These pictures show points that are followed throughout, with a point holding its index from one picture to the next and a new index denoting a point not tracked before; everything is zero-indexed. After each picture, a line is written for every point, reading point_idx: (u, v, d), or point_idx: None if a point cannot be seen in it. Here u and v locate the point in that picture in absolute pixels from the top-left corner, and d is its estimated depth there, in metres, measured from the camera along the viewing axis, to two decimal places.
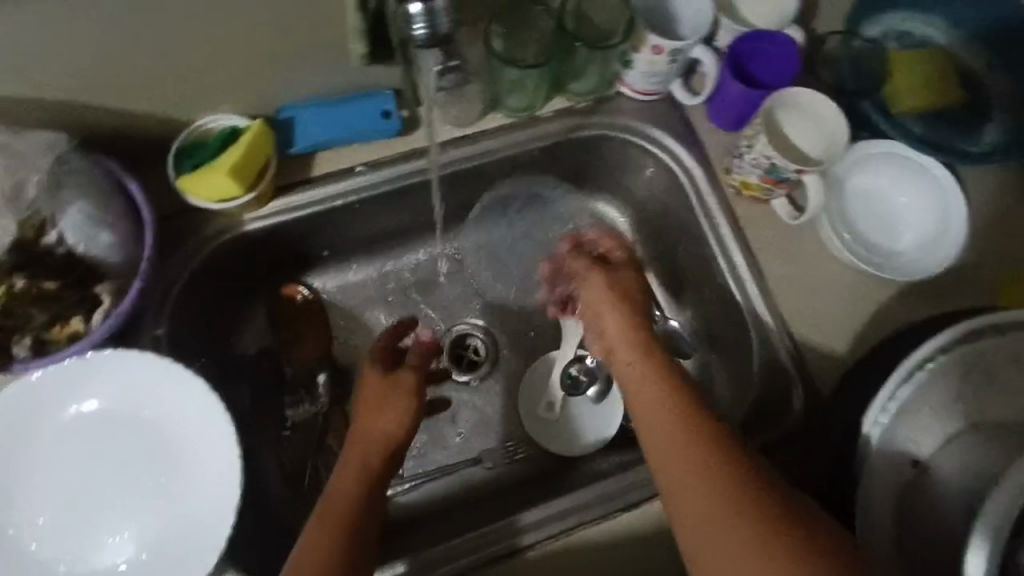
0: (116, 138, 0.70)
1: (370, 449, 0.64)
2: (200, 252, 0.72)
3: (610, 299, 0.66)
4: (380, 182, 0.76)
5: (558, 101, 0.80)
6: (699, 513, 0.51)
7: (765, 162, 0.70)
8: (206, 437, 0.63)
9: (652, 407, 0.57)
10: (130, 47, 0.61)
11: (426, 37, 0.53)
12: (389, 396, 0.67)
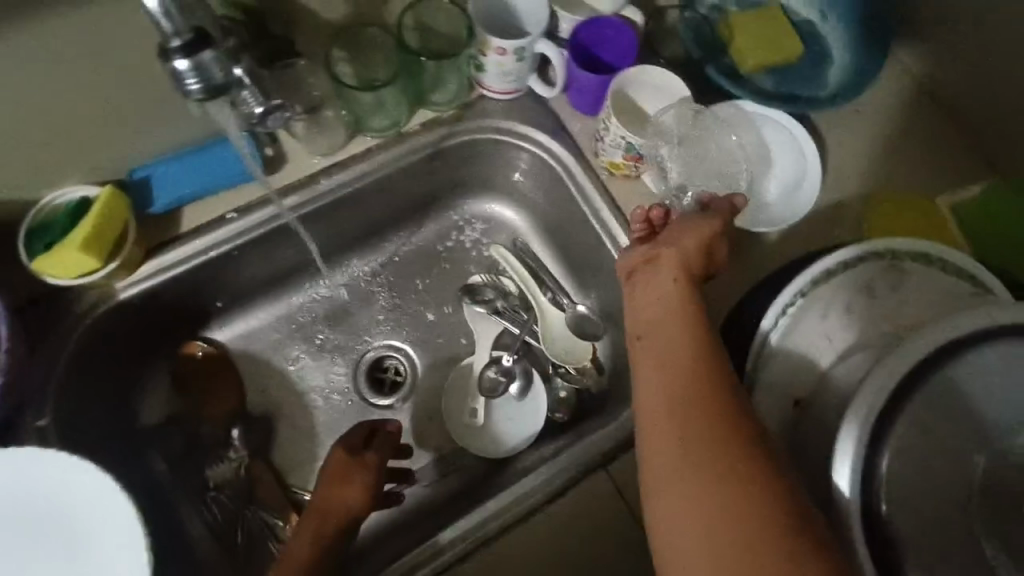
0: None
1: (329, 524, 0.66)
2: (75, 331, 0.69)
3: (693, 227, 0.62)
4: (253, 225, 0.74)
5: (423, 114, 0.79)
6: (671, 412, 0.51)
7: (622, 142, 0.72)
8: (97, 512, 0.60)
9: (678, 318, 0.57)
10: None
11: (203, 92, 0.49)
12: (351, 478, 0.68)
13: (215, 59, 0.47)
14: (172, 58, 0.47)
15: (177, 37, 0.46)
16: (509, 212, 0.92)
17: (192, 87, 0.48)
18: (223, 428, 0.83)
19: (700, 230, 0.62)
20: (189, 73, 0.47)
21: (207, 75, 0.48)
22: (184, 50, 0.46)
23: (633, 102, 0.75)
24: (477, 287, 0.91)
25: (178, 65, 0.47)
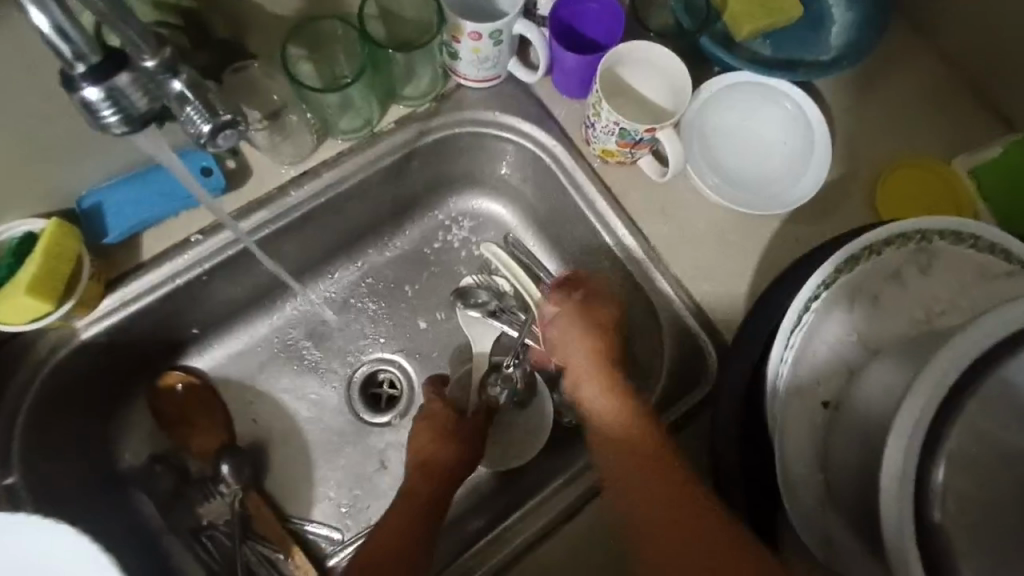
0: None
1: (443, 473, 0.71)
2: (34, 381, 0.64)
3: (585, 328, 0.71)
4: (221, 247, 0.68)
5: (396, 110, 0.73)
6: (645, 514, 0.59)
7: (615, 127, 0.65)
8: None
9: (613, 425, 0.64)
10: None
11: (123, 123, 0.43)
12: (457, 433, 0.74)
13: (131, 82, 0.41)
14: (80, 87, 0.41)
15: (80, 63, 0.40)
16: (498, 206, 0.86)
17: (111, 118, 0.42)
18: (211, 463, 0.77)
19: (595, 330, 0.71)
20: (102, 102, 0.41)
21: (124, 101, 0.42)
22: (92, 77, 0.40)
23: (623, 83, 0.68)
24: (468, 290, 0.85)
25: (89, 95, 0.41)
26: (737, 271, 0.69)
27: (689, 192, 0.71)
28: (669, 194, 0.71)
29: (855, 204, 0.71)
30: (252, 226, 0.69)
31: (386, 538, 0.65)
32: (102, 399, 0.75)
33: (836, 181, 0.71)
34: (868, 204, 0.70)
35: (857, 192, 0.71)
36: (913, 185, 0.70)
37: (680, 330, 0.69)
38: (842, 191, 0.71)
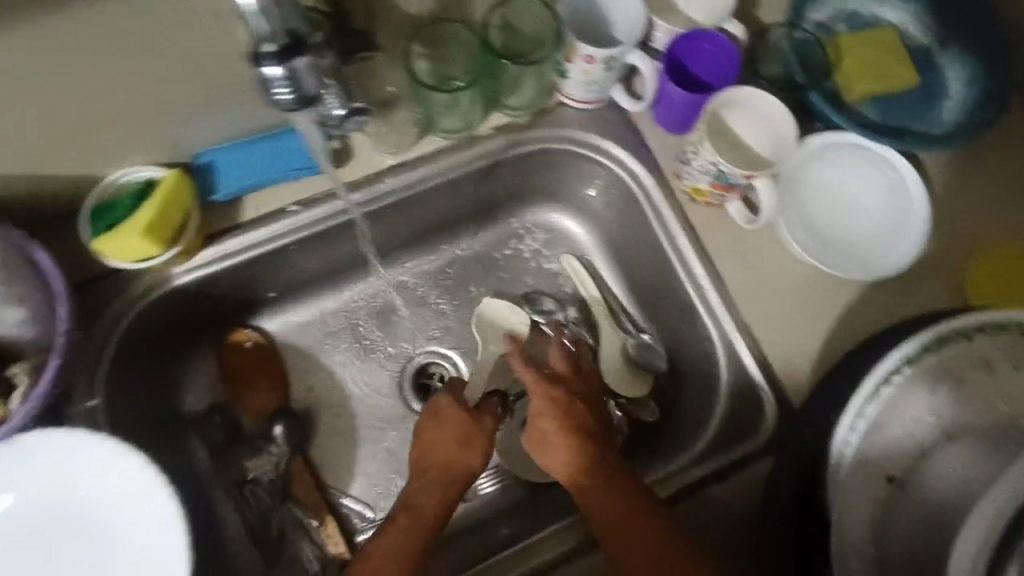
0: (8, 212, 0.64)
1: (447, 482, 0.68)
2: (127, 312, 0.68)
3: (552, 425, 0.65)
4: (311, 221, 0.72)
5: (497, 118, 0.75)
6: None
7: (713, 168, 0.67)
8: (125, 513, 0.57)
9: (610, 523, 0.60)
10: (27, 119, 0.57)
11: (294, 102, 0.47)
12: (472, 437, 0.71)
13: (310, 67, 0.45)
14: (263, 63, 0.44)
15: (271, 44, 0.44)
16: (574, 225, 0.87)
17: (281, 96, 0.47)
18: (264, 421, 0.80)
19: (562, 423, 0.65)
20: (280, 81, 0.45)
21: (300, 84, 0.46)
22: (278, 57, 0.44)
23: (725, 127, 0.69)
24: (535, 296, 0.87)
25: (270, 71, 0.45)
26: (809, 330, 0.68)
27: (772, 243, 0.71)
28: (751, 242, 0.71)
29: (945, 282, 0.69)
30: (338, 205, 0.72)
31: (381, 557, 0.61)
32: (173, 344, 0.78)
33: (929, 257, 0.69)
34: (959, 285, 0.68)
35: (948, 271, 0.69)
36: (1006, 272, 0.68)
37: (742, 378, 0.68)
38: (933, 267, 0.69)
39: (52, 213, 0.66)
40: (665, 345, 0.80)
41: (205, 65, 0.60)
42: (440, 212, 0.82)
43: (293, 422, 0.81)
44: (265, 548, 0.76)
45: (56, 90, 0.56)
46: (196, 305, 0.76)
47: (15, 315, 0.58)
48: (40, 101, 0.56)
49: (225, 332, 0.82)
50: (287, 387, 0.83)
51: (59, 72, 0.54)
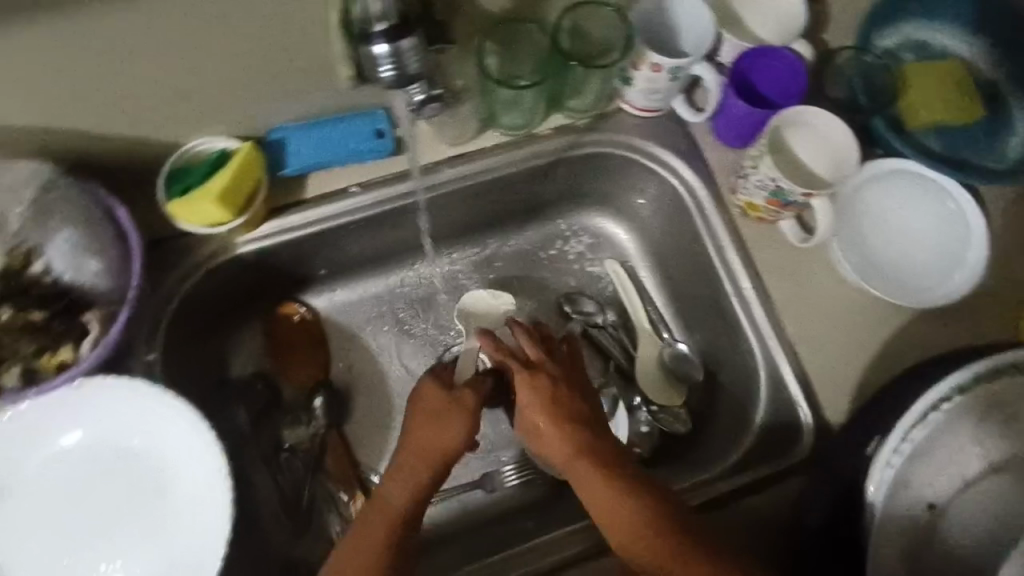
0: (91, 169, 0.67)
1: (425, 467, 0.65)
2: (187, 278, 0.70)
3: (544, 413, 0.64)
4: (372, 203, 0.75)
5: (558, 118, 0.77)
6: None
7: (771, 184, 0.67)
8: (182, 460, 0.62)
9: (609, 509, 0.60)
10: (123, 82, 0.60)
11: (394, 79, 0.56)
12: (451, 415, 0.67)
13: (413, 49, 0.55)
14: (374, 42, 0.54)
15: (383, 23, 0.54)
16: (619, 231, 0.88)
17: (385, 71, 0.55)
18: (305, 394, 0.84)
19: (553, 410, 0.64)
20: (387, 58, 0.55)
21: (402, 61, 0.55)
22: (387, 35, 0.54)
23: (786, 145, 0.69)
24: (577, 298, 0.87)
25: (380, 49, 0.54)
26: (853, 354, 0.68)
27: (824, 264, 0.71)
28: (802, 261, 0.71)
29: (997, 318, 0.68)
30: (395, 191, 0.75)
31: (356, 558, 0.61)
32: (226, 312, 0.81)
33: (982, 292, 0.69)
34: (1010, 322, 0.68)
35: (1000, 308, 0.68)
36: None
37: (781, 395, 0.68)
38: (985, 302, 0.68)
39: (132, 172, 0.69)
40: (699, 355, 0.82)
41: (293, 44, 0.63)
42: (490, 208, 0.84)
43: (331, 399, 0.84)
44: (295, 516, 0.79)
45: (156, 55, 0.59)
46: (248, 277, 0.78)
47: (92, 268, 0.60)
48: (138, 63, 0.59)
49: (272, 305, 0.85)
50: (329, 364, 0.86)
51: None
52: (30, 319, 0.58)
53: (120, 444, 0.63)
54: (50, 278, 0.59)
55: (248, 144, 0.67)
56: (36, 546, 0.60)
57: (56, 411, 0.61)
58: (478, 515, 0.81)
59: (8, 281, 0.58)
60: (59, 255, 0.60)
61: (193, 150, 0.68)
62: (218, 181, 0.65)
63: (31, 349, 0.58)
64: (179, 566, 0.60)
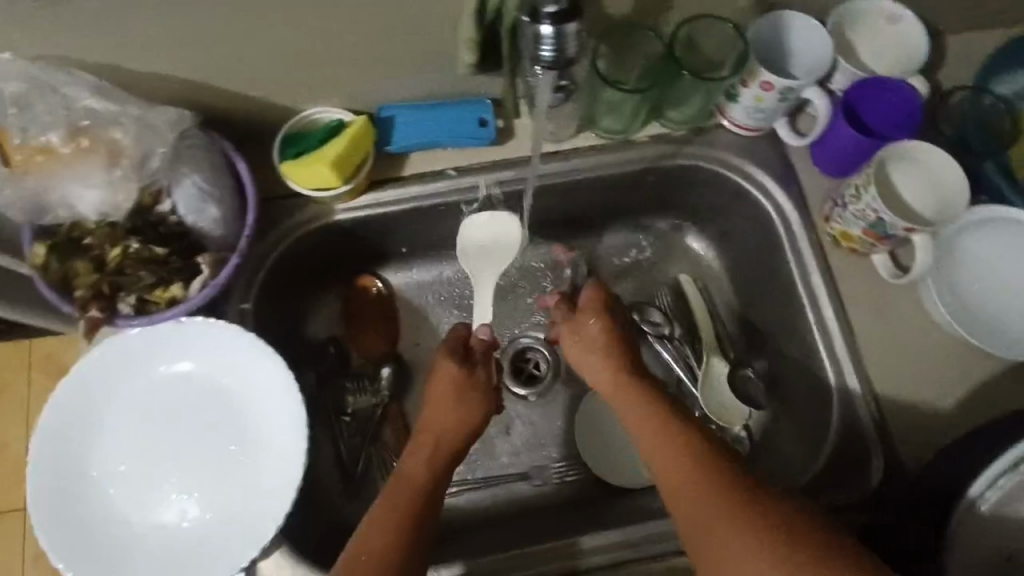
0: (221, 124, 0.72)
1: (438, 447, 0.62)
2: (284, 238, 0.74)
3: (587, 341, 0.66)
4: (468, 187, 0.77)
5: (656, 128, 0.78)
6: (707, 532, 0.52)
7: (872, 215, 0.67)
8: (267, 405, 0.67)
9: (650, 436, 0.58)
10: (268, 47, 0.64)
11: (552, 60, 0.54)
12: (467, 395, 0.65)
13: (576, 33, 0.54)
14: (541, 22, 0.53)
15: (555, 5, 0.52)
16: (696, 246, 0.88)
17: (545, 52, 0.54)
18: (372, 365, 0.85)
19: (595, 336, 0.66)
20: (549, 39, 0.53)
21: (563, 43, 0.54)
22: (557, 16, 0.52)
23: (890, 181, 0.68)
24: (645, 307, 0.86)
25: (544, 30, 0.53)
26: (928, 401, 0.68)
27: (914, 302, 0.72)
28: (887, 298, 0.72)
29: None
30: (482, 180, 0.76)
31: (378, 532, 0.57)
32: (305, 278, 0.83)
33: None
34: None
35: None
36: None
37: (854, 428, 0.68)
38: None
39: (255, 129, 0.74)
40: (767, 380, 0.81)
41: (431, 29, 0.66)
42: (573, 209, 0.83)
43: (395, 373, 0.85)
44: (349, 481, 0.81)
45: (307, 26, 0.62)
46: (332, 247, 0.80)
47: (212, 214, 0.64)
48: (287, 31, 0.62)
49: (347, 276, 0.86)
50: (395, 339, 0.87)
51: (319, 13, 0.61)
52: (154, 252, 0.62)
53: (212, 381, 0.67)
54: (176, 218, 0.64)
55: (363, 118, 0.71)
56: (125, 467, 0.65)
57: (155, 342, 0.66)
58: (523, 506, 0.81)
59: (140, 218, 0.63)
60: (184, 198, 0.63)
61: (308, 117, 0.71)
62: (333, 148, 0.69)
63: (150, 281, 0.63)
64: (251, 504, 0.64)
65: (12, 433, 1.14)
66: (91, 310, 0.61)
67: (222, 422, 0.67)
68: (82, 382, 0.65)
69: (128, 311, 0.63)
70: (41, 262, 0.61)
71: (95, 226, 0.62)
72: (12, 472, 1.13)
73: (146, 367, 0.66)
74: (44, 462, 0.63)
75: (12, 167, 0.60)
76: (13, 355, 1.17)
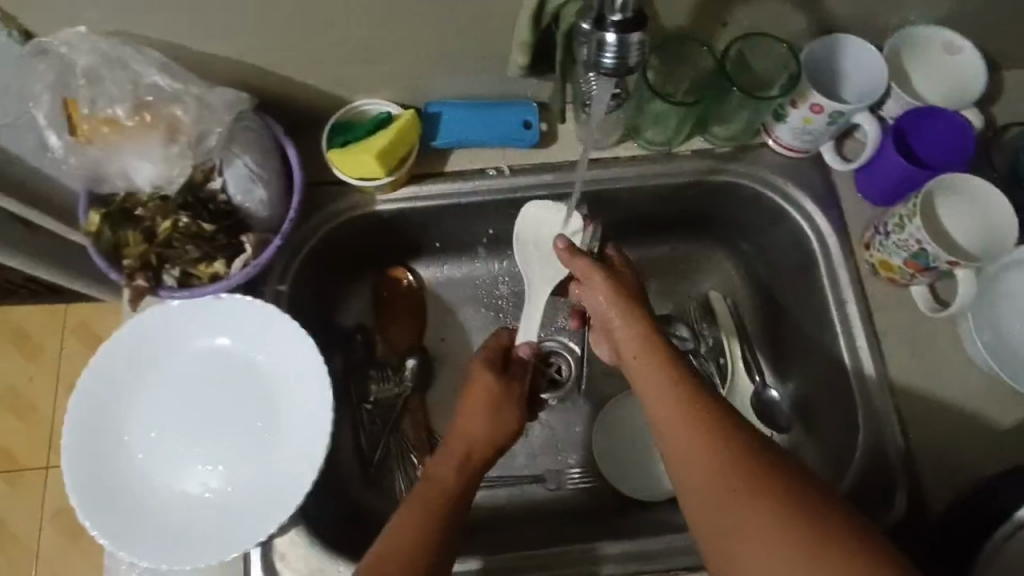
0: (273, 108, 0.74)
1: (470, 454, 0.63)
2: (325, 224, 0.76)
3: (614, 306, 0.64)
4: (507, 188, 0.77)
5: (699, 142, 0.78)
6: (727, 526, 0.49)
7: (915, 246, 0.66)
8: (298, 386, 0.68)
9: (668, 412, 0.55)
10: (330, 38, 0.65)
11: (613, 66, 0.54)
12: (503, 406, 0.67)
13: (639, 41, 0.53)
14: (606, 29, 0.53)
15: (621, 13, 0.52)
16: (728, 265, 0.88)
17: (607, 59, 0.54)
18: (397, 356, 0.87)
19: (619, 304, 0.64)
20: (613, 47, 0.53)
21: (625, 51, 0.53)
22: (622, 24, 0.52)
23: (936, 212, 0.67)
24: (672, 320, 0.86)
25: (608, 37, 0.53)
26: (959, 439, 0.67)
27: (952, 338, 0.71)
28: (925, 331, 0.71)
29: None
30: (519, 182, 0.77)
31: (406, 530, 0.55)
32: (338, 266, 0.84)
33: None
34: None
35: None
36: None
37: (881, 460, 0.67)
38: None
39: (306, 115, 0.75)
40: (790, 404, 0.81)
41: (489, 30, 0.67)
42: (610, 216, 0.83)
43: (420, 366, 0.86)
44: (367, 468, 0.82)
45: (371, 21, 0.64)
46: (367, 237, 0.82)
47: (259, 195, 0.66)
48: (350, 24, 0.64)
49: (380, 267, 0.88)
50: (422, 333, 0.88)
51: (384, 9, 0.62)
52: (201, 228, 0.64)
53: (245, 359, 0.69)
54: (224, 197, 0.66)
55: (411, 113, 0.72)
56: (156, 433, 0.67)
57: (194, 316, 0.68)
58: (535, 510, 0.81)
59: (191, 194, 0.65)
60: (233, 177, 0.65)
61: (357, 107, 0.73)
62: (379, 140, 0.70)
63: (195, 255, 0.65)
64: (274, 479, 0.66)
65: (43, 392, 1.18)
66: (138, 279, 0.63)
67: (252, 400, 0.69)
68: (122, 348, 0.67)
69: (171, 282, 0.65)
70: (95, 230, 0.63)
71: (147, 199, 0.64)
72: (40, 433, 1.16)
73: (184, 339, 0.68)
74: (79, 423, 0.65)
75: (78, 136, 0.62)
76: (49, 318, 1.21)
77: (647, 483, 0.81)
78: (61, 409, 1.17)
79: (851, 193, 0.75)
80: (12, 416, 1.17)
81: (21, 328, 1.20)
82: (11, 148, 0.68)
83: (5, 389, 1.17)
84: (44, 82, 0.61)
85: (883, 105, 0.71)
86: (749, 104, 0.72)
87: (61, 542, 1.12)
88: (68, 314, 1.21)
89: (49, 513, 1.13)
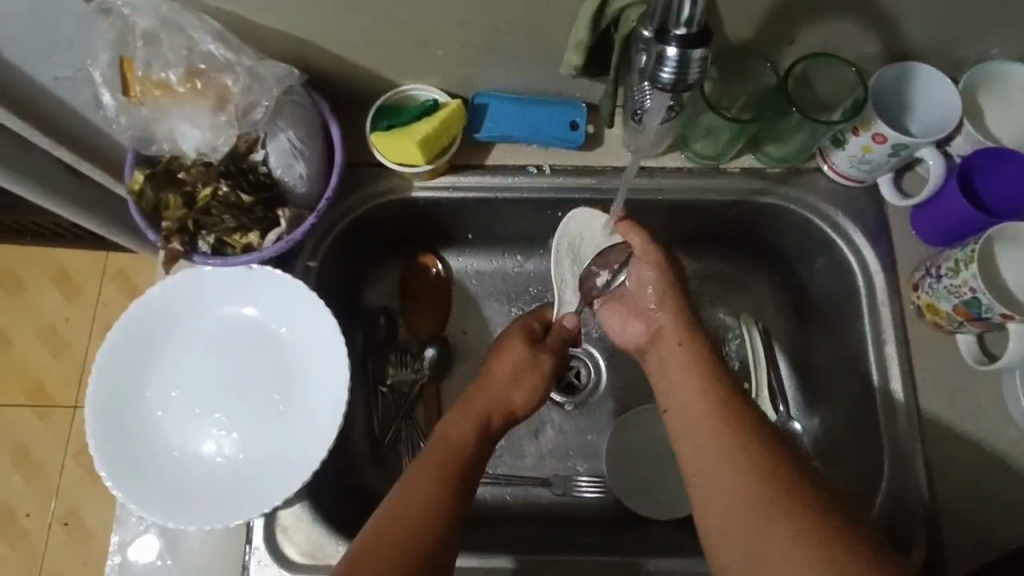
0: (321, 85, 0.74)
1: (489, 415, 0.62)
2: (362, 205, 0.76)
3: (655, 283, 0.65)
4: (545, 186, 0.76)
5: (748, 160, 0.75)
6: (745, 533, 0.49)
7: (967, 293, 0.62)
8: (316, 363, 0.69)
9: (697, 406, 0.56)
10: (385, 21, 0.65)
11: (672, 82, 0.53)
12: (523, 376, 0.66)
13: (702, 58, 0.51)
14: (668, 43, 0.51)
15: (686, 28, 0.50)
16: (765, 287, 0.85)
17: (665, 75, 0.52)
18: (418, 342, 0.86)
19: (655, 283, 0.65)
20: (673, 62, 0.51)
21: (685, 67, 0.52)
22: (686, 38, 0.50)
23: (994, 259, 0.63)
24: None
25: (669, 52, 0.51)
26: (989, 501, 0.64)
27: (994, 393, 0.67)
28: (966, 382, 0.67)
29: None
30: (559, 183, 0.76)
31: (414, 500, 0.53)
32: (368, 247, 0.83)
33: None
34: None
35: None
36: None
37: (902, 509, 0.64)
38: None
39: (354, 94, 0.75)
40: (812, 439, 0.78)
41: (548, 25, 0.65)
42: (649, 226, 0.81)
43: (439, 354, 0.86)
44: (378, 448, 0.82)
45: (428, 7, 0.63)
46: (400, 221, 0.81)
47: (299, 170, 0.66)
48: (408, 8, 0.63)
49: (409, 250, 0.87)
50: (444, 322, 0.87)
51: None
52: (241, 198, 0.65)
53: (268, 330, 0.70)
54: (265, 169, 0.66)
55: (457, 102, 0.71)
56: (176, 394, 0.68)
57: (226, 283, 0.69)
58: (539, 512, 0.80)
59: (234, 163, 0.66)
60: (274, 151, 0.66)
61: (404, 92, 0.72)
62: (422, 127, 0.70)
63: (232, 224, 0.66)
64: (284, 452, 0.66)
65: (78, 333, 1.22)
66: (174, 242, 0.64)
67: (270, 373, 0.69)
68: (153, 307, 0.69)
69: (206, 249, 0.66)
70: (137, 189, 0.64)
71: (190, 164, 0.65)
72: (71, 372, 1.20)
73: (213, 304, 0.70)
74: (105, 374, 0.66)
75: (131, 97, 0.63)
76: (91, 263, 1.25)
77: (651, 496, 0.80)
78: (92, 352, 1.21)
79: (905, 229, 0.72)
80: (47, 351, 1.21)
81: (62, 268, 1.24)
82: (66, 100, 0.70)
83: (43, 325, 1.22)
84: (104, 41, 0.62)
85: (950, 143, 0.68)
86: (805, 127, 0.69)
87: (80, 476, 1.16)
88: (109, 262, 1.25)
89: (71, 447, 1.17)
